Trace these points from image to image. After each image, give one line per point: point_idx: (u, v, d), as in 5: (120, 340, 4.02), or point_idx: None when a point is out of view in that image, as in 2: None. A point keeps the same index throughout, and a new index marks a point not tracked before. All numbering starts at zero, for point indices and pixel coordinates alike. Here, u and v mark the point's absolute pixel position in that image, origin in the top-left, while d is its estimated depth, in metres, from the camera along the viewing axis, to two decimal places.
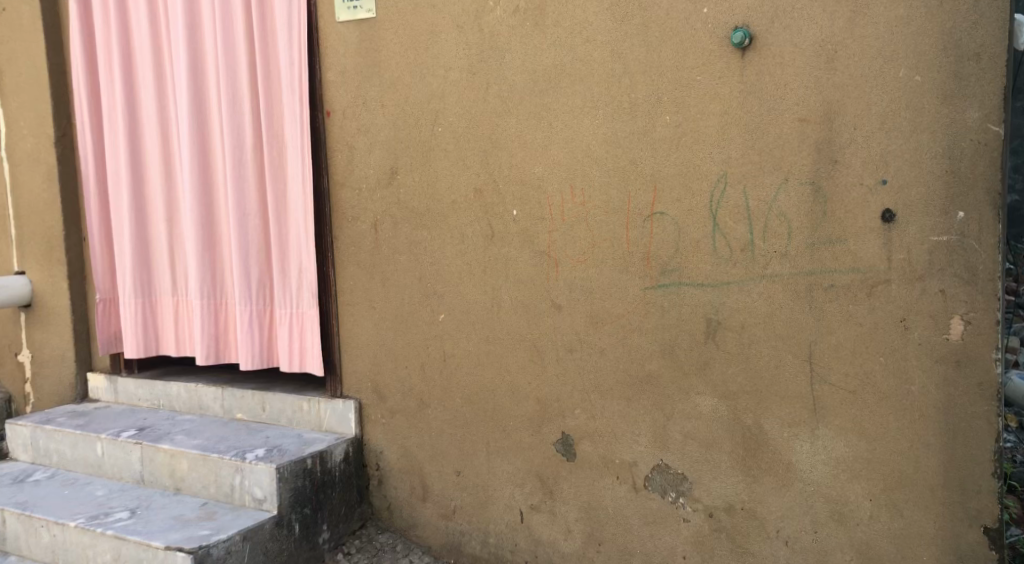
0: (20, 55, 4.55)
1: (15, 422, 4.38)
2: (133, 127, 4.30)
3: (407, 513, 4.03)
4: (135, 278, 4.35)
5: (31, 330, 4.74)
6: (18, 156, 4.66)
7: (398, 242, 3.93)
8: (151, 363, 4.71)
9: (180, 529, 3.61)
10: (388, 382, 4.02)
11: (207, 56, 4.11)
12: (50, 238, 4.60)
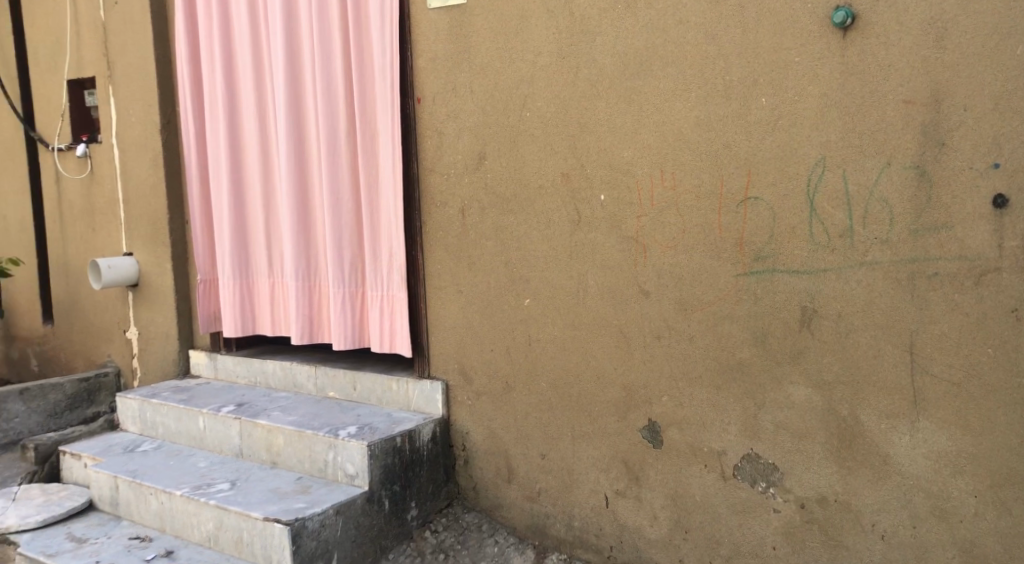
0: (131, 46, 4.78)
1: (124, 395, 4.62)
2: (232, 114, 4.48)
3: (493, 494, 4.10)
4: (234, 260, 4.54)
5: (137, 308, 4.99)
6: (127, 142, 4.89)
7: (485, 227, 3.98)
8: (249, 342, 4.89)
9: (278, 501, 3.77)
10: (475, 364, 4.09)
11: (303, 44, 4.24)
12: (156, 221, 4.83)
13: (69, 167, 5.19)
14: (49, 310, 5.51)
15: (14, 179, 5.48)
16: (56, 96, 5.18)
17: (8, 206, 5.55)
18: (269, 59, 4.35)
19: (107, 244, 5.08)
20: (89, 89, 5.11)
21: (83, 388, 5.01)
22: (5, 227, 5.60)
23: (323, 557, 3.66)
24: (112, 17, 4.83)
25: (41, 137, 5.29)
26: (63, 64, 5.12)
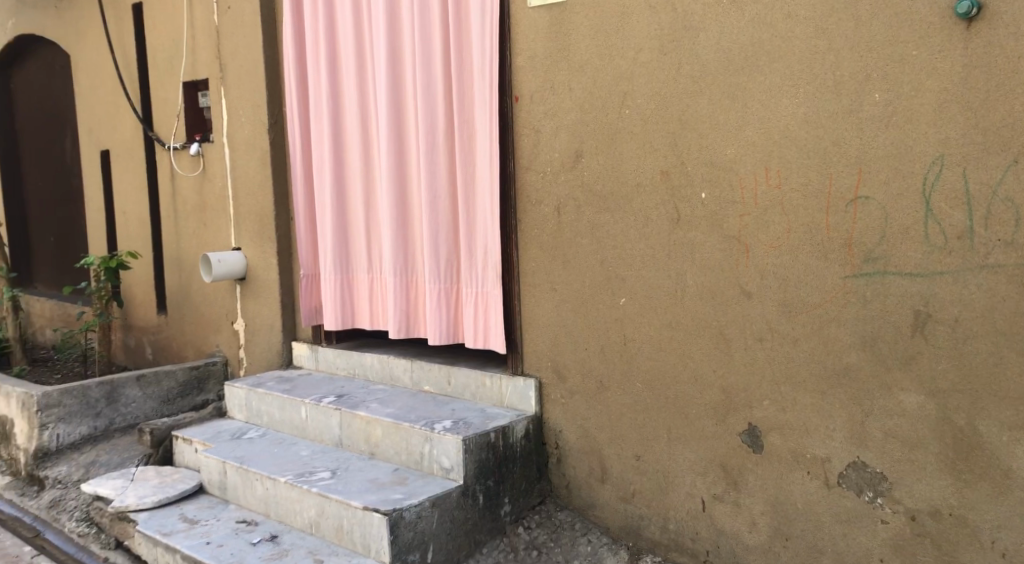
0: (243, 49, 4.98)
1: (231, 384, 4.81)
2: (336, 114, 4.61)
3: (586, 494, 4.09)
4: (336, 256, 4.67)
5: (244, 301, 5.19)
6: (238, 142, 5.10)
7: (581, 225, 3.97)
8: (348, 335, 5.03)
9: (376, 491, 3.87)
10: (569, 362, 4.08)
11: (405, 46, 4.33)
12: (264, 218, 5.02)
13: (183, 165, 5.44)
14: (163, 303, 5.78)
15: (133, 177, 5.79)
16: (172, 98, 5.44)
17: (128, 203, 5.87)
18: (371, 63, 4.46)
19: (218, 239, 5.31)
20: (203, 91, 5.35)
21: (193, 376, 5.25)
22: (125, 222, 5.93)
23: (420, 548, 3.73)
24: (225, 21, 5.04)
25: (158, 136, 5.57)
26: (179, 67, 5.37)
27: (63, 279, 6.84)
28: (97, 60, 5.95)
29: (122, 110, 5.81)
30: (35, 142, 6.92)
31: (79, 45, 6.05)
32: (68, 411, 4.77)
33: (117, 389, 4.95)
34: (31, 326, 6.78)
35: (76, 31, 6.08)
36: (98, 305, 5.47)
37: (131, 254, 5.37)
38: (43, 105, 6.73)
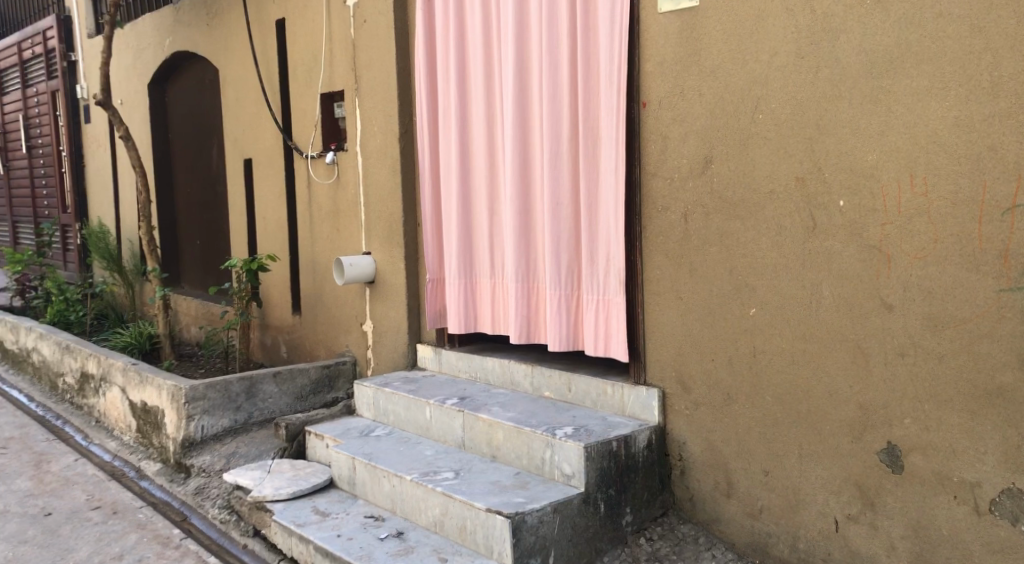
0: (378, 60, 5.14)
1: (361, 383, 4.97)
2: (464, 123, 4.72)
3: (711, 507, 3.99)
4: (460, 262, 4.77)
5: (373, 303, 5.35)
6: (370, 150, 5.27)
7: (710, 233, 3.88)
8: (472, 338, 5.11)
9: (498, 494, 3.91)
10: (694, 374, 4.00)
11: (532, 54, 4.39)
12: (393, 223, 5.16)
13: (319, 172, 5.67)
14: (298, 303, 6.03)
15: (273, 184, 6.07)
16: (310, 109, 5.68)
17: (269, 208, 6.16)
18: (499, 71, 4.54)
19: (350, 243, 5.50)
20: (339, 102, 5.56)
21: (325, 374, 5.46)
22: (265, 226, 6.23)
23: (541, 552, 3.75)
24: (361, 34, 5.22)
25: (297, 145, 5.82)
26: (318, 79, 5.60)
27: (207, 280, 7.25)
28: (243, 73, 6.28)
29: (264, 121, 6.11)
30: (184, 151, 7.35)
31: (227, 59, 6.40)
32: (212, 404, 5.04)
33: (255, 384, 5.21)
34: (178, 323, 7.20)
35: (225, 46, 6.43)
36: (239, 304, 5.73)
37: (270, 256, 5.61)
38: (193, 117, 7.14)
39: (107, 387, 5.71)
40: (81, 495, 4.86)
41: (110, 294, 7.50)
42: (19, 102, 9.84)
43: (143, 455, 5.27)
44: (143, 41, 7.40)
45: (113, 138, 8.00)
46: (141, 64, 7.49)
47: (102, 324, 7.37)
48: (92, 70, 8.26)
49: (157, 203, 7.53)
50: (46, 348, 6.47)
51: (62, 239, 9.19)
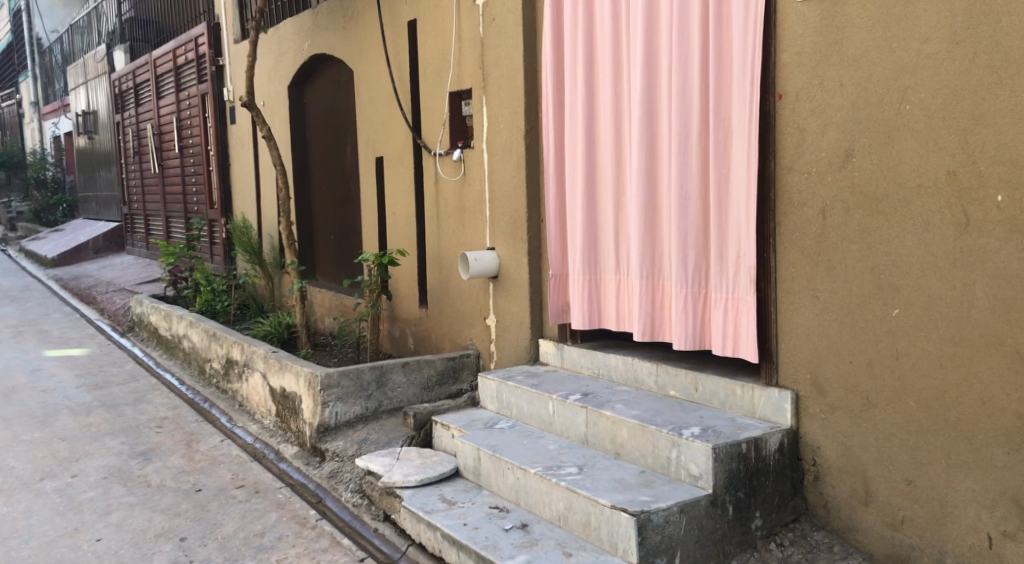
0: (507, 57, 5.16)
1: (485, 376, 5.02)
2: (591, 119, 4.72)
3: (847, 515, 3.81)
4: (585, 258, 4.77)
5: (497, 297, 5.39)
6: (496, 147, 5.30)
7: (850, 230, 3.69)
8: (596, 335, 5.07)
9: (624, 492, 3.86)
10: (829, 376, 3.82)
11: (662, 47, 4.32)
12: (519, 218, 5.17)
13: (446, 169, 5.75)
14: (424, 297, 6.14)
15: (404, 180, 6.20)
16: (439, 107, 5.76)
17: (398, 205, 6.29)
18: (627, 67, 4.52)
19: (474, 239, 5.56)
20: (466, 100, 5.63)
21: (451, 365, 5.55)
22: (394, 222, 6.37)
23: (667, 552, 3.68)
24: (490, 32, 5.26)
25: (425, 143, 5.93)
26: (447, 78, 5.68)
27: (340, 273, 7.49)
28: (376, 73, 6.44)
29: (395, 119, 6.24)
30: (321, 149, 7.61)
31: (362, 59, 6.58)
32: (345, 392, 5.21)
33: (385, 373, 5.35)
34: (313, 314, 7.49)
35: (360, 46, 6.61)
36: (370, 297, 5.90)
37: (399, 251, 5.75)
38: (329, 117, 7.38)
39: (250, 373, 6.01)
40: (227, 474, 5.13)
41: (252, 286, 7.87)
42: (173, 106, 10.47)
43: (282, 438, 5.51)
44: (284, 45, 7.72)
45: (256, 138, 8.39)
46: (282, 66, 7.81)
47: (245, 314, 7.76)
48: (238, 74, 8.68)
49: (295, 200, 7.82)
50: (196, 335, 6.86)
51: (210, 234, 9.71)
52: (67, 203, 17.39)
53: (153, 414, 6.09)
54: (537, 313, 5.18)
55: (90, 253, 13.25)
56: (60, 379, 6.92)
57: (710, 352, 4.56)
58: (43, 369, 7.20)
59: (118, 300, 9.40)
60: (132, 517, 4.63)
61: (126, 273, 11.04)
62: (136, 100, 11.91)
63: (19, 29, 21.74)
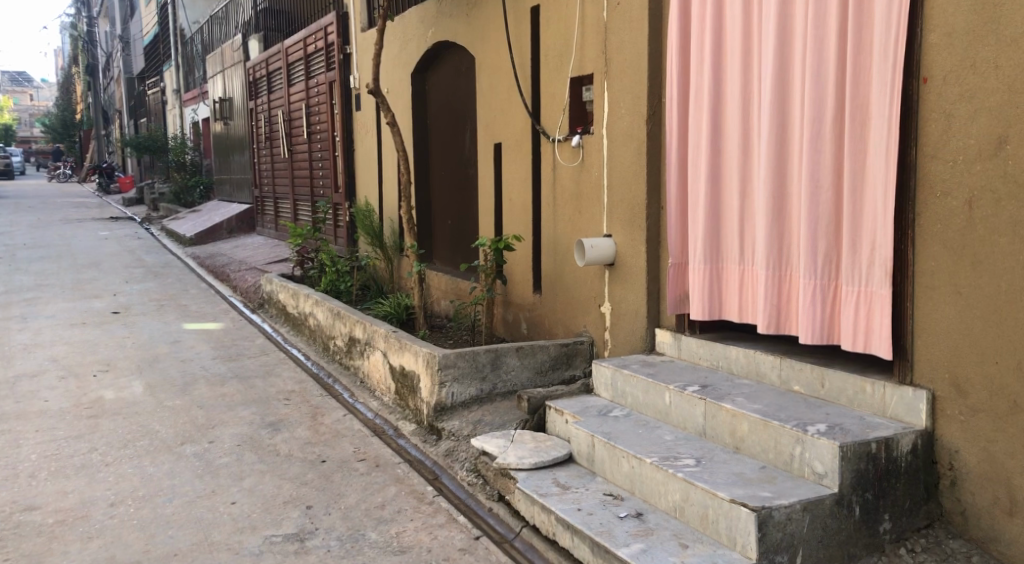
0: (631, 41, 5.03)
1: (600, 364, 4.95)
2: (717, 102, 4.57)
3: (988, 524, 3.55)
4: (708, 246, 4.64)
5: (613, 284, 5.30)
6: (617, 132, 5.19)
7: (1000, 222, 3.41)
8: (716, 327, 4.91)
9: (744, 486, 3.73)
10: (970, 378, 3.55)
11: (797, 28, 4.12)
12: (639, 204, 5.05)
13: (564, 155, 5.67)
14: (539, 283, 6.10)
15: (520, 167, 6.16)
16: (559, 93, 5.67)
17: (514, 191, 6.25)
18: (757, 50, 4.35)
19: (591, 225, 5.47)
20: (587, 86, 5.52)
21: (565, 352, 5.51)
22: (509, 208, 6.35)
23: (789, 551, 3.53)
24: (614, 17, 5.14)
25: (544, 129, 5.86)
26: (568, 63, 5.59)
27: (456, 258, 7.52)
28: (496, 59, 6.42)
29: (514, 105, 6.20)
30: (440, 135, 7.66)
31: (484, 45, 6.56)
32: (462, 372, 5.25)
33: (500, 356, 5.36)
34: (431, 297, 7.56)
35: (481, 32, 6.59)
36: (484, 283, 5.91)
37: (516, 236, 5.73)
38: (450, 103, 7.41)
39: (371, 351, 6.14)
40: (349, 447, 5.26)
41: (373, 268, 8.02)
42: (302, 93, 10.76)
43: (400, 416, 5.61)
44: (408, 33, 7.79)
45: (380, 125, 8.54)
46: (405, 54, 7.89)
47: (366, 294, 7.91)
48: (364, 61, 8.83)
49: (414, 185, 7.90)
50: (321, 313, 7.06)
51: (333, 217, 9.97)
52: (204, 185, 18.10)
53: (281, 388, 6.31)
54: (654, 302, 5.05)
55: (223, 233, 13.84)
56: (198, 350, 7.26)
57: (836, 349, 4.34)
58: (184, 341, 7.58)
59: (251, 277, 9.77)
60: (263, 484, 4.81)
61: (258, 253, 11.47)
62: (269, 87, 12.31)
63: (165, 21, 22.81)
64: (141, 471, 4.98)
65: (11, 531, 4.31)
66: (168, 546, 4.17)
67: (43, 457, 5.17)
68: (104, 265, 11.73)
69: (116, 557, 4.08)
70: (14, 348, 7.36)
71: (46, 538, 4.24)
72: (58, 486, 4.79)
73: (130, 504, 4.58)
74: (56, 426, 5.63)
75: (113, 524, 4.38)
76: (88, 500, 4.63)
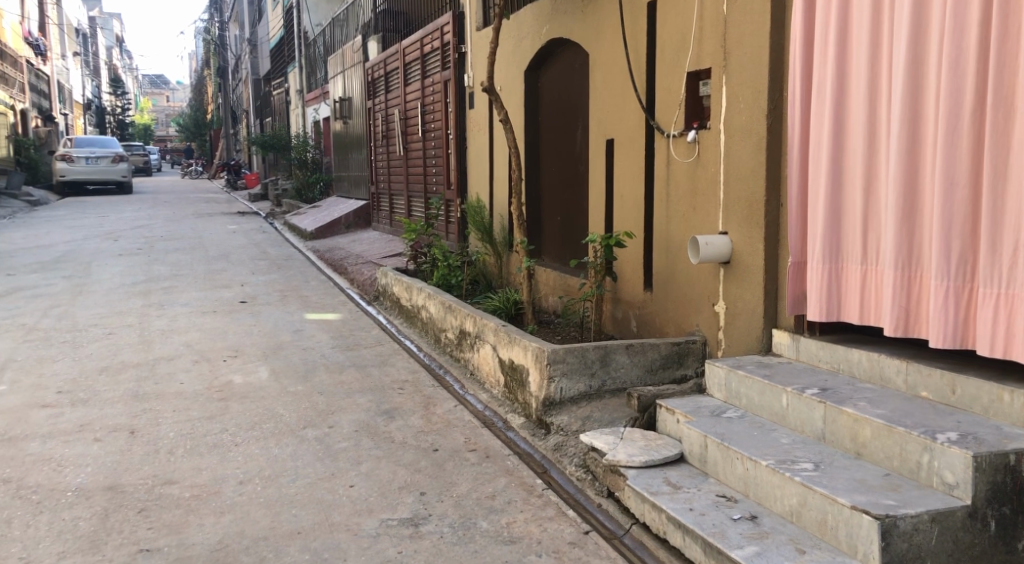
0: (750, 34, 4.84)
1: (714, 363, 4.81)
2: (841, 96, 4.35)
3: None
4: (830, 246, 4.43)
5: (727, 282, 5.13)
6: (734, 126, 5.01)
7: None
8: (835, 328, 4.70)
9: (866, 493, 3.54)
10: None
11: (933, 17, 3.86)
12: (756, 200, 4.87)
13: (679, 151, 5.52)
14: (650, 280, 5.97)
15: (632, 163, 6.04)
16: (675, 87, 5.52)
17: (626, 187, 6.12)
18: (888, 39, 4.12)
19: (705, 223, 5.31)
20: (705, 80, 5.35)
21: (676, 350, 5.39)
22: (620, 205, 6.23)
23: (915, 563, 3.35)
24: (733, 9, 4.96)
25: (659, 124, 5.72)
26: (684, 58, 5.44)
27: (565, 254, 7.44)
28: (609, 54, 6.30)
29: (628, 101, 6.08)
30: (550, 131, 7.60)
31: (597, 41, 6.46)
32: (571, 368, 5.19)
33: (610, 353, 5.27)
34: (541, 293, 7.53)
35: (594, 29, 6.50)
36: (594, 279, 5.84)
37: (627, 232, 5.64)
38: (562, 100, 7.34)
39: (481, 344, 6.16)
40: (460, 437, 5.29)
41: (483, 263, 8.03)
42: (418, 92, 10.89)
43: (510, 409, 5.60)
44: (522, 31, 7.76)
45: (493, 122, 8.56)
46: (519, 52, 7.88)
47: (476, 289, 7.93)
48: (478, 59, 8.85)
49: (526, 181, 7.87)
50: (433, 305, 7.12)
51: (446, 214, 10.06)
52: (324, 181, 18.65)
53: (395, 377, 6.41)
54: (772, 301, 4.87)
55: (342, 228, 14.15)
56: (319, 339, 7.45)
57: (970, 354, 4.08)
58: (305, 330, 7.79)
59: (366, 271, 10.02)
60: (380, 469, 4.89)
61: (373, 247, 11.68)
62: (386, 86, 12.51)
63: (290, 24, 23.54)
64: (267, 452, 5.14)
65: (152, 502, 4.51)
66: (293, 524, 4.28)
67: (180, 435, 5.40)
68: (232, 257, 12.18)
69: (245, 532, 4.21)
70: (153, 332, 7.73)
71: (183, 511, 4.42)
72: (193, 462, 5.00)
73: (258, 483, 4.73)
74: (191, 406, 5.88)
75: (242, 501, 4.53)
76: (220, 477, 4.81)
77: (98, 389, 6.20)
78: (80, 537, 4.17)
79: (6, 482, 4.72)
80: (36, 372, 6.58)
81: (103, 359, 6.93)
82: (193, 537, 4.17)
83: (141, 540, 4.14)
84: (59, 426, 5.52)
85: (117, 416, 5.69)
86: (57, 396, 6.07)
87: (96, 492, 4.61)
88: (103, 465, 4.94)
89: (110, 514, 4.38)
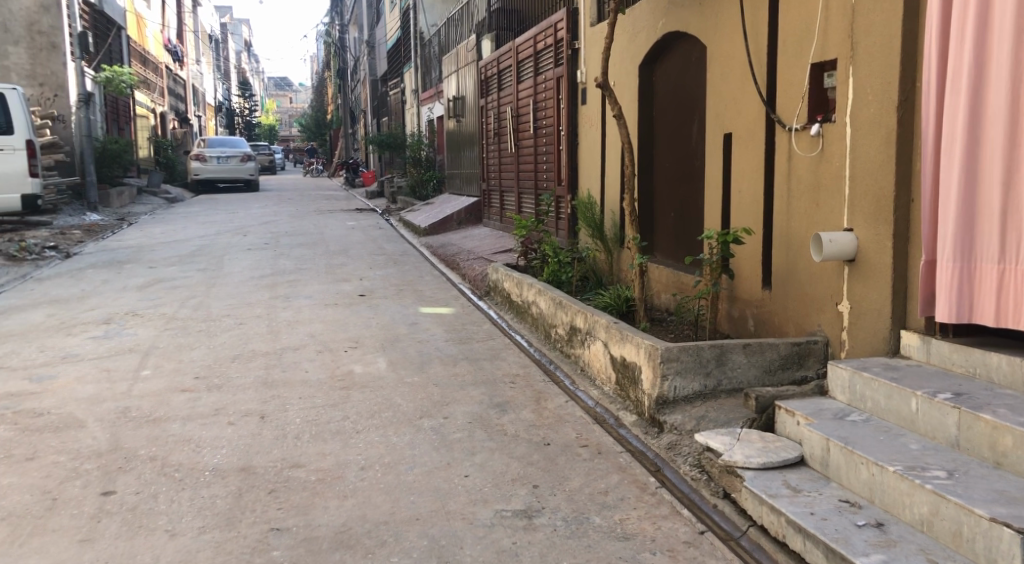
0: (880, 22, 4.60)
1: (837, 365, 4.59)
2: (980, 86, 4.08)
3: None
4: (964, 245, 4.17)
5: (852, 279, 4.89)
6: (861, 118, 4.77)
7: None
8: (970, 330, 4.43)
9: (1008, 504, 3.33)
10: None
11: None
12: (885, 195, 4.62)
13: (801, 144, 5.30)
14: (768, 277, 5.77)
15: (751, 157, 5.84)
16: (797, 79, 5.30)
17: (744, 182, 5.93)
18: None
19: (828, 218, 5.09)
20: (830, 71, 5.12)
21: (796, 351, 5.20)
22: (738, 200, 6.04)
23: None
24: None
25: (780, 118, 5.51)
26: (808, 48, 5.21)
27: (678, 251, 7.27)
28: (727, 46, 6.11)
29: (746, 94, 5.88)
30: (664, 126, 7.45)
31: (715, 33, 6.27)
32: (685, 366, 5.06)
33: (725, 352, 5.12)
34: (653, 290, 7.39)
35: (711, 21, 6.32)
36: (710, 276, 5.68)
37: (745, 227, 5.46)
38: (677, 95, 7.18)
39: (592, 340, 6.09)
40: (572, 433, 5.23)
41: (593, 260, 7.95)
42: (530, 89, 10.87)
43: (621, 407, 5.51)
44: (637, 25, 7.63)
45: (605, 118, 8.47)
46: (633, 46, 7.75)
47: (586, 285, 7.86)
48: (592, 54, 8.76)
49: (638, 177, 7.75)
50: (545, 300, 7.08)
51: (556, 210, 10.02)
52: (436, 180, 18.76)
53: (507, 370, 6.43)
54: (900, 301, 4.62)
55: (454, 226, 14.29)
56: (433, 332, 7.54)
57: None
58: (421, 323, 7.88)
59: (478, 267, 10.04)
60: (494, 460, 4.89)
61: (484, 244, 11.75)
62: (498, 84, 12.56)
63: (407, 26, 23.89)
64: (387, 440, 5.22)
65: (281, 484, 4.64)
66: (412, 510, 4.33)
67: (306, 421, 5.54)
68: (351, 252, 12.47)
69: (368, 516, 4.28)
70: (280, 322, 7.98)
71: (310, 493, 4.53)
72: (318, 447, 5.12)
73: (378, 469, 4.81)
74: (315, 394, 6.03)
75: (364, 486, 4.61)
76: (343, 462, 4.91)
77: (230, 375, 6.44)
78: (218, 514, 4.32)
79: (151, 459, 4.94)
80: (175, 358, 6.88)
81: (234, 347, 7.19)
82: (320, 518, 4.27)
83: (272, 519, 4.27)
84: (196, 409, 5.75)
85: (249, 401, 5.89)
86: (195, 380, 6.33)
87: (230, 472, 4.78)
88: (237, 447, 5.12)
89: (244, 494, 4.53)
